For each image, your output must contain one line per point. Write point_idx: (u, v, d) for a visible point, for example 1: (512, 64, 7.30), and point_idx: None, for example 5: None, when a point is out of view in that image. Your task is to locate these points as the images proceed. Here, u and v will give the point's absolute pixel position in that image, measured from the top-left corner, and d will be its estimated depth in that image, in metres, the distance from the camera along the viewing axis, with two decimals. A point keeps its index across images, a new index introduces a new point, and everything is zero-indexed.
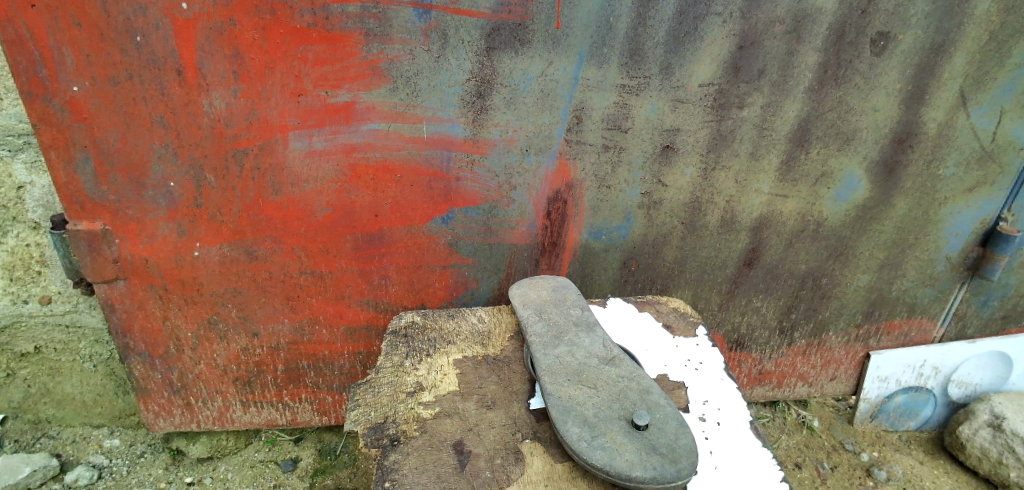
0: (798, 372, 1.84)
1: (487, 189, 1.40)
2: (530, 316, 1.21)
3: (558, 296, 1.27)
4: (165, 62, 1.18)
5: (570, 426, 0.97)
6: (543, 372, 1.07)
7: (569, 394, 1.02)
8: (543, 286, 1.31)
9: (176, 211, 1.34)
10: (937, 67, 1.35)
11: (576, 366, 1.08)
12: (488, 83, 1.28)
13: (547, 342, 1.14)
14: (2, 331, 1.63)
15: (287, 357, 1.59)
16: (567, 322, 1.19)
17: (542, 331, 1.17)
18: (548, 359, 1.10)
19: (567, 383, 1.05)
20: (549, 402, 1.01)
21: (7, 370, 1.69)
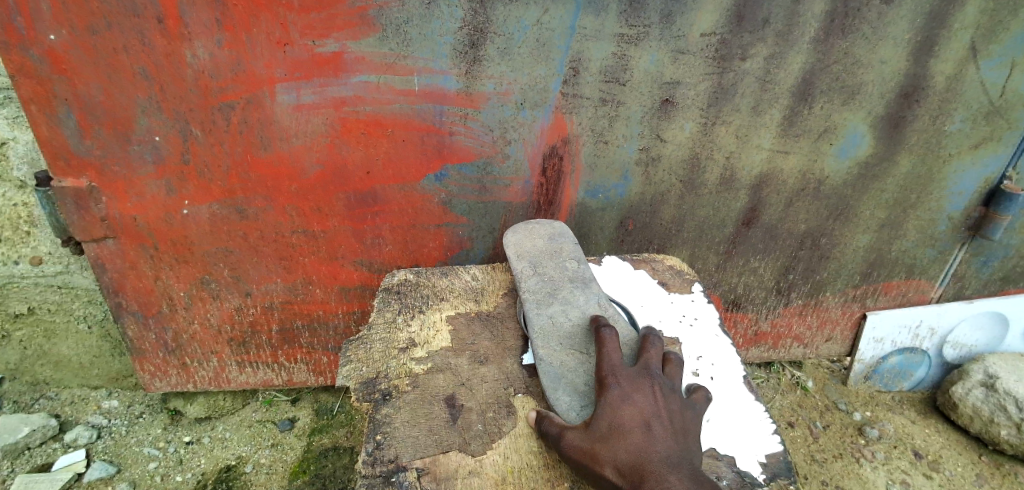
0: (794, 333, 1.84)
1: (481, 144, 1.37)
2: (524, 269, 1.17)
3: (554, 246, 1.23)
4: (145, 10, 1.13)
5: (560, 395, 0.98)
6: (535, 335, 1.06)
7: (561, 360, 1.02)
8: (540, 233, 1.26)
9: (164, 167, 1.31)
10: (949, 15, 1.30)
11: (568, 329, 1.07)
12: (481, 32, 1.23)
13: (541, 299, 1.12)
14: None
15: (282, 317, 1.59)
16: (562, 278, 1.16)
17: (536, 287, 1.14)
18: (542, 320, 1.08)
19: (559, 348, 1.04)
20: (541, 368, 1.01)
21: (3, 331, 1.68)
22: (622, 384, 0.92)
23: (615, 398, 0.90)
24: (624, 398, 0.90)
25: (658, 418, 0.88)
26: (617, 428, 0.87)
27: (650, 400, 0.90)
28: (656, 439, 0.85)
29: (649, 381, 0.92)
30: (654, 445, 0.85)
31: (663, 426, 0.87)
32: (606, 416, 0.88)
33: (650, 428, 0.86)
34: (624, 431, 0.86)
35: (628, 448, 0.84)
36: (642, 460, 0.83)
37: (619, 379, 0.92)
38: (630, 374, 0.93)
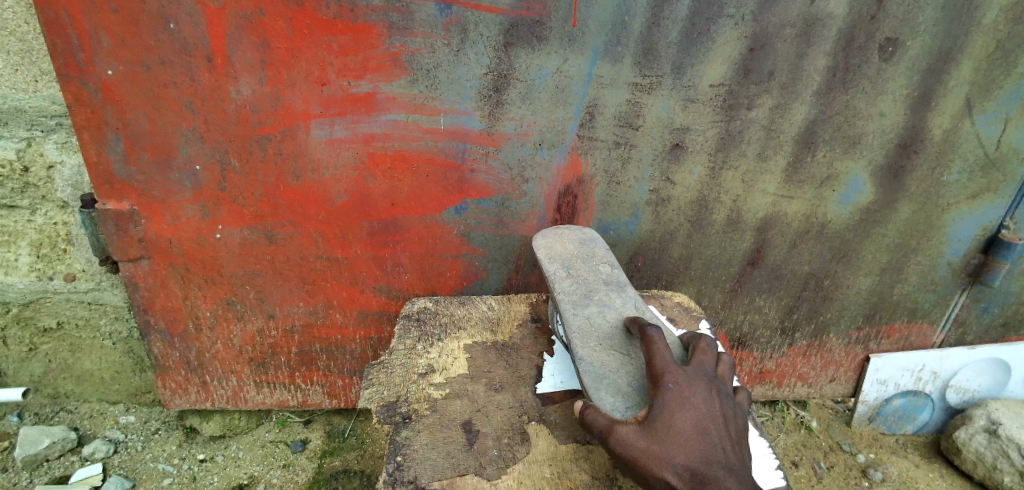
0: (798, 373, 1.87)
1: (500, 181, 1.45)
2: (558, 272, 1.22)
3: (587, 250, 1.29)
4: (195, 49, 1.22)
5: (603, 394, 1.02)
6: (574, 335, 1.11)
7: (602, 361, 1.07)
8: (569, 238, 1.31)
9: (200, 193, 1.38)
10: (944, 73, 1.38)
11: (606, 330, 1.12)
12: (504, 78, 1.32)
13: (577, 301, 1.17)
14: (26, 305, 1.69)
15: (301, 340, 1.65)
16: (596, 281, 1.22)
17: (571, 289, 1.19)
18: (579, 321, 1.13)
19: (598, 348, 1.09)
20: (582, 368, 1.06)
21: (30, 344, 1.75)
22: (680, 384, 0.96)
23: (674, 399, 0.94)
24: (682, 400, 0.94)
25: (715, 423, 0.93)
26: (675, 429, 0.91)
27: (705, 403, 0.95)
28: (714, 443, 0.91)
29: (704, 384, 0.98)
30: (713, 449, 0.90)
31: (720, 431, 0.93)
32: (665, 416, 0.92)
33: (707, 432, 0.92)
34: (684, 434, 0.91)
35: (687, 451, 0.89)
36: (703, 464, 0.88)
37: (676, 378, 0.97)
38: (686, 374, 0.98)
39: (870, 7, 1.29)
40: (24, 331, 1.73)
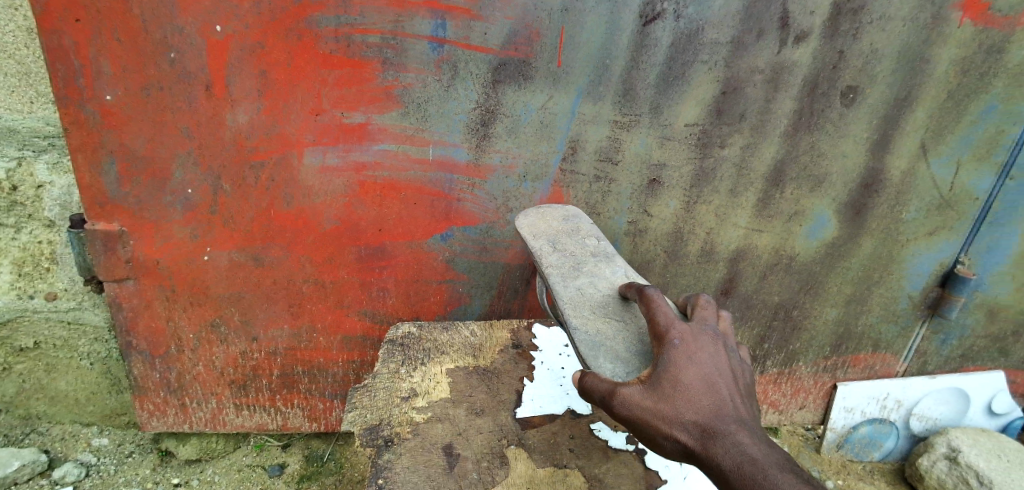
0: (770, 400, 1.94)
1: (485, 210, 1.50)
2: (544, 247, 1.27)
3: (570, 226, 1.35)
4: (196, 77, 1.26)
5: (601, 362, 1.05)
6: (567, 305, 1.15)
7: (597, 328, 1.11)
8: (552, 216, 1.38)
9: (191, 215, 1.41)
10: (900, 119, 1.49)
11: (596, 299, 1.18)
12: (491, 113, 1.39)
13: (566, 273, 1.22)
14: (2, 325, 1.64)
15: (284, 363, 1.66)
16: (584, 254, 1.27)
17: (559, 262, 1.24)
18: (570, 291, 1.18)
19: (590, 317, 1.13)
20: (578, 337, 1.09)
21: (2, 364, 1.68)
22: (685, 340, 0.97)
23: (679, 355, 0.95)
24: (688, 356, 0.95)
25: (722, 376, 0.94)
26: (681, 384, 0.92)
27: (710, 358, 0.96)
28: (722, 396, 0.92)
29: (708, 339, 0.99)
30: (722, 401, 0.91)
31: (727, 385, 0.94)
32: (671, 373, 0.94)
33: (715, 386, 0.93)
34: (693, 389, 0.92)
35: (696, 405, 0.90)
36: (712, 417, 0.89)
37: (681, 334, 0.98)
38: (690, 330, 0.99)
39: (832, 58, 1.40)
40: None
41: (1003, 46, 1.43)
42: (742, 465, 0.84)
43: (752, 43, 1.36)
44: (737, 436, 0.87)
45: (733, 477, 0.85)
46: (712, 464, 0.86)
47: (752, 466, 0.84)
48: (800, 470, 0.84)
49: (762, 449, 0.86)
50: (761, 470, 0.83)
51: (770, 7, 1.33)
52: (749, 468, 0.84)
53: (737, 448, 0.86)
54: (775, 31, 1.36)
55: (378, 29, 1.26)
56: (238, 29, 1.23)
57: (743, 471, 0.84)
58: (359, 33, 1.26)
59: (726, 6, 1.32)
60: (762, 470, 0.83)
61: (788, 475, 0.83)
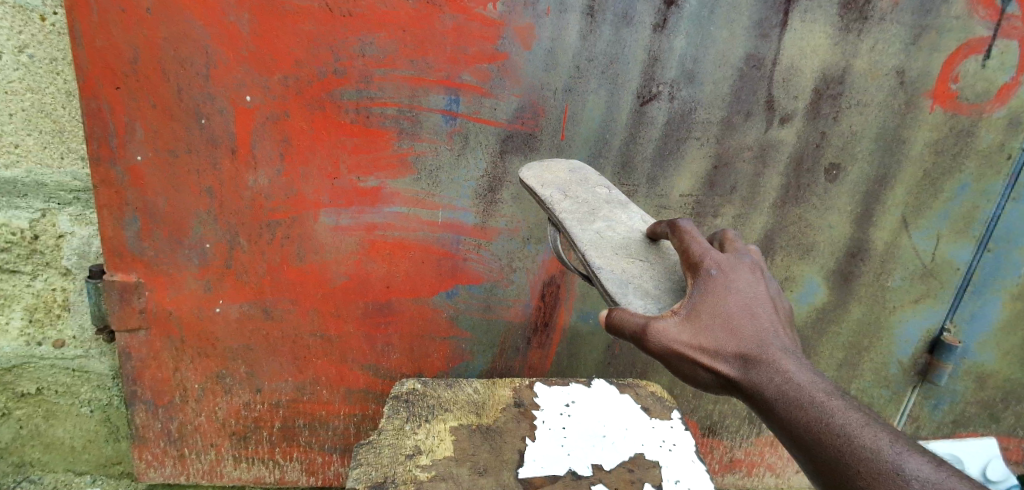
0: (767, 462, 1.96)
1: (490, 269, 1.56)
2: (555, 195, 1.22)
3: (579, 176, 1.30)
4: (222, 141, 1.34)
5: (631, 298, 1.03)
6: (589, 247, 1.12)
7: (622, 268, 1.09)
8: (558, 169, 1.32)
9: (206, 268, 1.46)
10: (881, 194, 1.59)
11: (616, 241, 1.16)
12: (499, 181, 1.47)
13: (582, 218, 1.19)
14: (7, 370, 1.56)
15: (285, 415, 1.67)
16: (597, 200, 1.24)
17: (573, 208, 1.20)
18: (588, 234, 1.15)
19: (614, 258, 1.11)
20: (605, 276, 1.06)
21: (4, 408, 1.60)
22: (721, 269, 0.94)
23: (717, 286, 0.93)
24: (727, 285, 0.93)
25: (761, 303, 0.93)
26: (721, 315, 0.91)
27: (748, 286, 0.94)
28: (764, 324, 0.90)
29: (744, 267, 0.96)
30: (764, 329, 0.90)
31: (768, 311, 0.92)
32: (709, 304, 0.92)
33: (754, 313, 0.91)
34: (733, 319, 0.90)
35: (737, 334, 0.89)
36: (754, 346, 0.89)
37: (717, 263, 0.95)
38: (726, 259, 0.96)
39: (815, 137, 1.50)
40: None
41: (973, 130, 1.54)
42: (789, 392, 0.84)
43: (741, 123, 1.47)
44: (782, 363, 0.86)
45: (777, 404, 0.85)
46: (756, 394, 0.86)
47: (800, 392, 0.84)
48: (845, 393, 0.85)
49: (808, 374, 0.86)
50: (809, 397, 0.83)
51: (756, 91, 1.44)
52: (796, 395, 0.84)
53: (780, 376, 0.85)
54: (761, 113, 1.47)
55: (396, 102, 1.36)
56: (265, 100, 1.32)
57: (790, 399, 0.84)
58: (378, 106, 1.36)
59: (717, 89, 1.43)
60: (810, 396, 0.83)
61: (836, 399, 0.83)
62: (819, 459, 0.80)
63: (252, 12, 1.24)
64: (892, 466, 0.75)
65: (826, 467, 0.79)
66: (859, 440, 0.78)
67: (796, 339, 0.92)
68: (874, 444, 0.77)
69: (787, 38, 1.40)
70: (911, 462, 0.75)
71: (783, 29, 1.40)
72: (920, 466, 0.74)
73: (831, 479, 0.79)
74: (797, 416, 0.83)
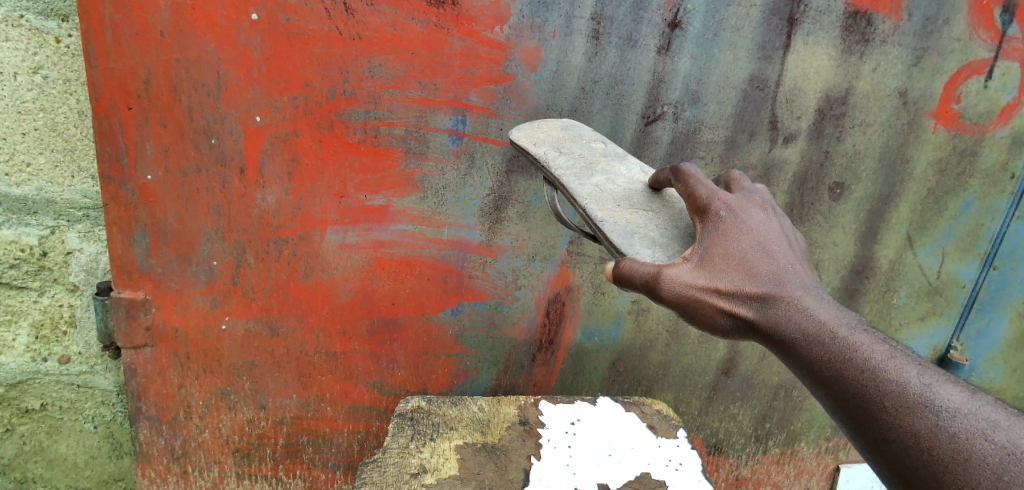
0: (773, 480, 1.95)
1: (495, 286, 1.57)
2: (549, 151, 1.21)
3: (572, 132, 1.28)
4: (232, 160, 1.35)
5: (638, 248, 1.00)
6: (589, 200, 1.09)
7: (626, 219, 1.06)
8: (550, 126, 1.29)
9: (213, 285, 1.46)
10: (885, 212, 1.60)
11: (617, 194, 1.13)
12: (504, 199, 1.49)
13: (579, 173, 1.16)
14: (11, 386, 1.54)
15: (289, 432, 1.67)
16: (594, 155, 1.22)
17: (569, 164, 1.18)
18: (588, 188, 1.13)
19: (616, 210, 1.09)
20: (609, 228, 1.04)
21: (6, 425, 1.57)
22: (730, 209, 0.94)
23: (727, 227, 0.92)
24: (738, 225, 0.92)
25: (775, 242, 0.92)
26: (734, 256, 0.89)
27: (759, 227, 0.93)
28: (780, 263, 0.89)
29: (754, 210, 0.96)
30: (780, 268, 0.88)
31: (783, 251, 0.91)
32: (721, 246, 0.90)
33: (768, 252, 0.90)
34: (748, 259, 0.89)
35: (752, 276, 0.87)
36: (771, 286, 0.86)
37: (725, 205, 0.95)
38: (734, 200, 0.96)
39: (818, 157, 1.52)
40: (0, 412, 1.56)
41: (976, 150, 1.55)
42: (809, 330, 0.80)
43: (744, 142, 1.48)
44: (800, 301, 0.83)
45: (799, 344, 0.81)
46: (776, 333, 0.83)
47: (821, 328, 0.80)
48: (871, 329, 0.80)
49: (829, 311, 0.82)
50: (831, 333, 0.79)
51: (760, 111, 1.46)
52: (817, 331, 0.79)
53: (801, 312, 0.82)
54: (765, 133, 1.48)
55: (403, 122, 1.38)
56: (275, 120, 1.34)
57: (810, 336, 0.80)
58: (385, 125, 1.37)
59: (721, 109, 1.45)
60: (832, 332, 0.79)
61: (861, 333, 0.78)
62: (844, 396, 0.75)
63: (263, 35, 1.26)
64: (922, 397, 0.69)
65: (850, 404, 0.74)
66: (885, 373, 0.73)
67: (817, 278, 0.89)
68: (902, 376, 0.72)
69: (790, 59, 1.42)
70: (943, 393, 0.69)
71: (786, 51, 1.41)
72: (952, 397, 0.69)
73: (856, 417, 0.74)
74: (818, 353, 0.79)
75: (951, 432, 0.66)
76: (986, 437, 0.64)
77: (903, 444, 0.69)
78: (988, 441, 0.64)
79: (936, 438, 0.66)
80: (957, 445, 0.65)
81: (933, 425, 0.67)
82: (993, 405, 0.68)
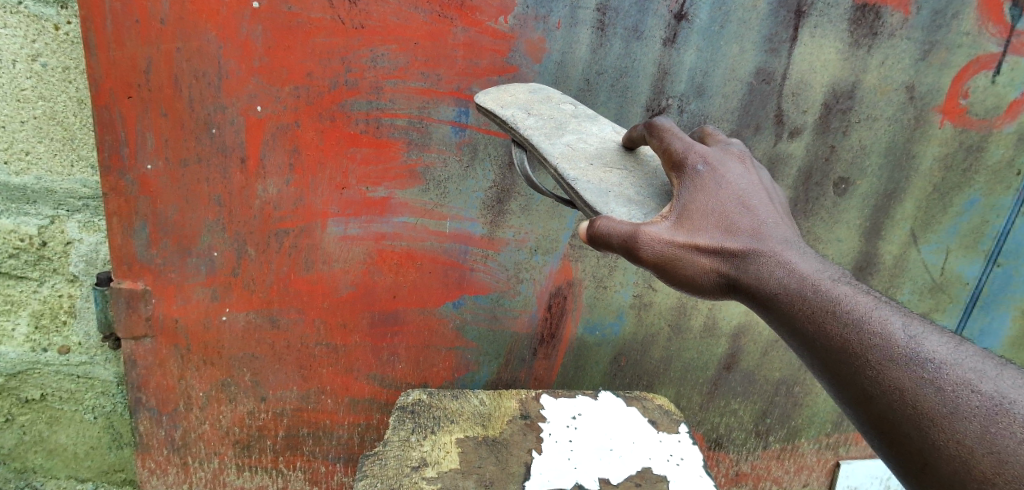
0: (773, 476, 1.95)
1: (496, 280, 1.56)
2: (517, 113, 1.18)
3: (541, 95, 1.26)
4: (233, 152, 1.34)
5: (613, 206, 0.98)
6: (560, 159, 1.08)
7: (599, 177, 1.05)
8: (517, 91, 1.27)
9: (214, 277, 1.46)
10: (890, 208, 1.59)
11: (590, 152, 1.12)
12: (507, 192, 1.48)
13: (549, 133, 1.14)
14: (11, 376, 1.54)
15: (289, 424, 1.66)
16: (563, 116, 1.21)
17: (538, 124, 1.16)
18: (559, 148, 1.11)
19: (589, 169, 1.07)
20: (582, 186, 1.02)
21: (6, 414, 1.57)
22: (708, 163, 0.94)
23: (704, 182, 0.92)
24: (716, 179, 0.92)
25: (755, 197, 0.92)
26: (712, 211, 0.88)
27: (738, 181, 0.93)
28: (761, 218, 0.88)
29: (733, 164, 0.96)
30: (761, 224, 0.87)
31: (764, 206, 0.90)
32: (699, 202, 0.89)
33: (749, 207, 0.90)
34: (728, 214, 0.88)
35: (731, 231, 0.87)
36: (750, 241, 0.85)
37: (703, 159, 0.95)
38: (711, 154, 0.96)
39: (824, 151, 1.51)
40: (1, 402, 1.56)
41: (982, 146, 1.54)
42: (790, 285, 0.79)
43: (750, 136, 1.47)
44: (781, 256, 0.82)
45: (781, 300, 0.80)
46: (758, 290, 0.82)
47: (802, 283, 0.79)
48: (854, 283, 0.79)
49: (811, 265, 0.81)
50: (813, 287, 0.78)
51: (766, 105, 1.44)
52: (799, 286, 0.79)
53: (783, 267, 0.81)
54: (771, 127, 1.47)
55: (406, 114, 1.36)
56: (277, 111, 1.32)
57: (793, 292, 0.79)
58: (388, 117, 1.36)
59: (726, 103, 1.43)
60: (814, 286, 0.78)
61: (844, 287, 0.77)
62: (825, 352, 0.74)
63: (264, 25, 1.25)
64: (906, 349, 0.67)
65: (832, 360, 0.73)
66: (869, 326, 0.71)
67: (798, 233, 0.89)
68: (886, 328, 0.70)
69: (797, 52, 1.40)
70: (928, 344, 0.67)
71: (793, 43, 1.40)
72: (938, 348, 0.67)
73: (837, 373, 0.72)
74: (799, 308, 0.78)
75: (936, 383, 0.64)
76: (973, 388, 0.62)
77: (886, 400, 0.66)
78: (975, 392, 0.62)
79: (921, 391, 0.64)
80: (943, 396, 0.63)
81: (917, 377, 0.65)
82: (982, 356, 0.66)
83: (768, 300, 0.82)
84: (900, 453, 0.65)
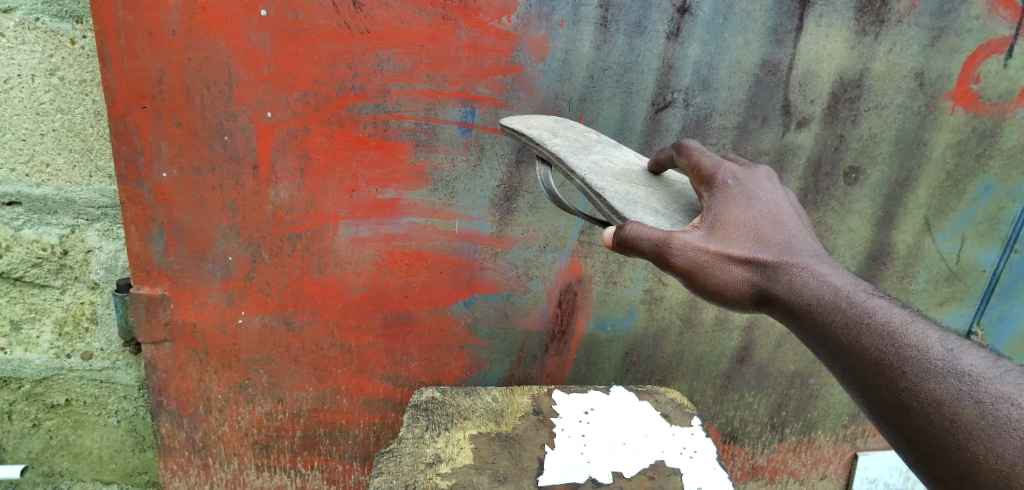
0: (790, 469, 1.93)
1: (507, 278, 1.58)
2: (544, 132, 1.20)
3: (566, 124, 1.28)
4: (244, 158, 1.37)
5: (641, 214, 0.99)
6: (589, 172, 1.08)
7: (626, 190, 1.06)
8: (542, 118, 1.29)
9: (229, 281, 1.49)
10: (903, 197, 1.57)
11: (615, 171, 1.13)
12: (514, 190, 1.49)
13: (576, 151, 1.16)
14: (37, 382, 1.58)
15: (307, 424, 1.69)
16: (589, 141, 1.23)
17: (565, 143, 1.18)
18: (585, 163, 1.12)
19: (615, 183, 1.08)
20: (609, 195, 1.02)
21: (34, 420, 1.62)
22: (737, 180, 0.96)
23: (733, 196, 0.93)
24: (745, 195, 0.94)
25: (785, 213, 0.93)
26: (743, 224, 0.90)
27: (767, 196, 0.94)
28: (791, 232, 0.89)
29: (762, 181, 0.97)
30: (791, 238, 0.88)
31: (794, 222, 0.92)
32: (730, 214, 0.91)
33: (779, 222, 0.91)
34: (759, 227, 0.89)
35: (762, 242, 0.87)
36: (781, 253, 0.86)
37: (732, 175, 0.97)
38: (740, 172, 0.98)
39: (832, 141, 1.50)
40: (28, 407, 1.60)
41: (996, 131, 1.52)
42: (823, 296, 0.80)
43: (757, 128, 1.46)
44: (813, 268, 0.83)
45: (815, 311, 0.80)
46: (789, 301, 0.83)
47: (836, 294, 0.79)
48: (887, 296, 0.79)
49: (843, 278, 0.82)
50: (847, 299, 0.78)
51: (772, 97, 1.44)
52: (832, 297, 0.79)
53: (817, 279, 0.82)
54: (778, 118, 1.46)
55: (412, 115, 1.38)
56: (286, 117, 1.35)
57: (825, 302, 0.79)
58: (395, 119, 1.38)
59: (732, 95, 1.43)
60: (848, 298, 0.78)
61: (878, 299, 0.78)
62: (859, 363, 0.74)
63: (272, 33, 1.27)
64: (943, 362, 0.68)
65: (866, 372, 0.73)
66: (905, 339, 0.71)
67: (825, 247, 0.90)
68: (922, 341, 0.71)
69: (802, 42, 1.40)
70: (966, 359, 0.68)
71: (798, 33, 1.39)
72: (976, 362, 0.67)
73: (871, 386, 0.73)
74: (833, 320, 0.78)
75: (975, 397, 0.64)
76: (1013, 402, 0.62)
77: (923, 412, 0.67)
78: (1014, 406, 0.62)
79: (959, 404, 0.65)
80: (983, 411, 0.63)
81: (954, 390, 0.66)
82: (1020, 370, 0.66)
83: (799, 312, 0.82)
84: (936, 467, 0.66)
